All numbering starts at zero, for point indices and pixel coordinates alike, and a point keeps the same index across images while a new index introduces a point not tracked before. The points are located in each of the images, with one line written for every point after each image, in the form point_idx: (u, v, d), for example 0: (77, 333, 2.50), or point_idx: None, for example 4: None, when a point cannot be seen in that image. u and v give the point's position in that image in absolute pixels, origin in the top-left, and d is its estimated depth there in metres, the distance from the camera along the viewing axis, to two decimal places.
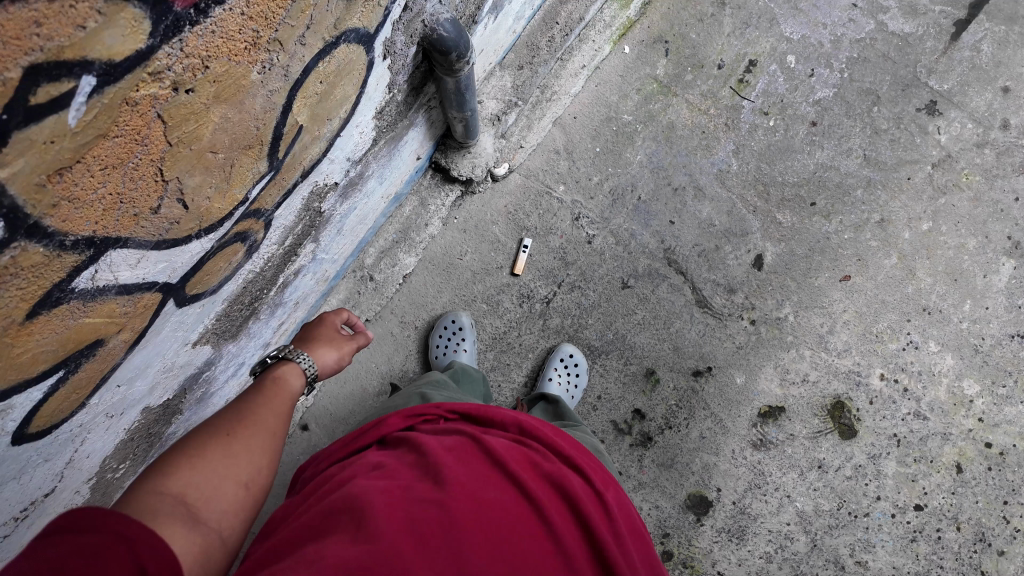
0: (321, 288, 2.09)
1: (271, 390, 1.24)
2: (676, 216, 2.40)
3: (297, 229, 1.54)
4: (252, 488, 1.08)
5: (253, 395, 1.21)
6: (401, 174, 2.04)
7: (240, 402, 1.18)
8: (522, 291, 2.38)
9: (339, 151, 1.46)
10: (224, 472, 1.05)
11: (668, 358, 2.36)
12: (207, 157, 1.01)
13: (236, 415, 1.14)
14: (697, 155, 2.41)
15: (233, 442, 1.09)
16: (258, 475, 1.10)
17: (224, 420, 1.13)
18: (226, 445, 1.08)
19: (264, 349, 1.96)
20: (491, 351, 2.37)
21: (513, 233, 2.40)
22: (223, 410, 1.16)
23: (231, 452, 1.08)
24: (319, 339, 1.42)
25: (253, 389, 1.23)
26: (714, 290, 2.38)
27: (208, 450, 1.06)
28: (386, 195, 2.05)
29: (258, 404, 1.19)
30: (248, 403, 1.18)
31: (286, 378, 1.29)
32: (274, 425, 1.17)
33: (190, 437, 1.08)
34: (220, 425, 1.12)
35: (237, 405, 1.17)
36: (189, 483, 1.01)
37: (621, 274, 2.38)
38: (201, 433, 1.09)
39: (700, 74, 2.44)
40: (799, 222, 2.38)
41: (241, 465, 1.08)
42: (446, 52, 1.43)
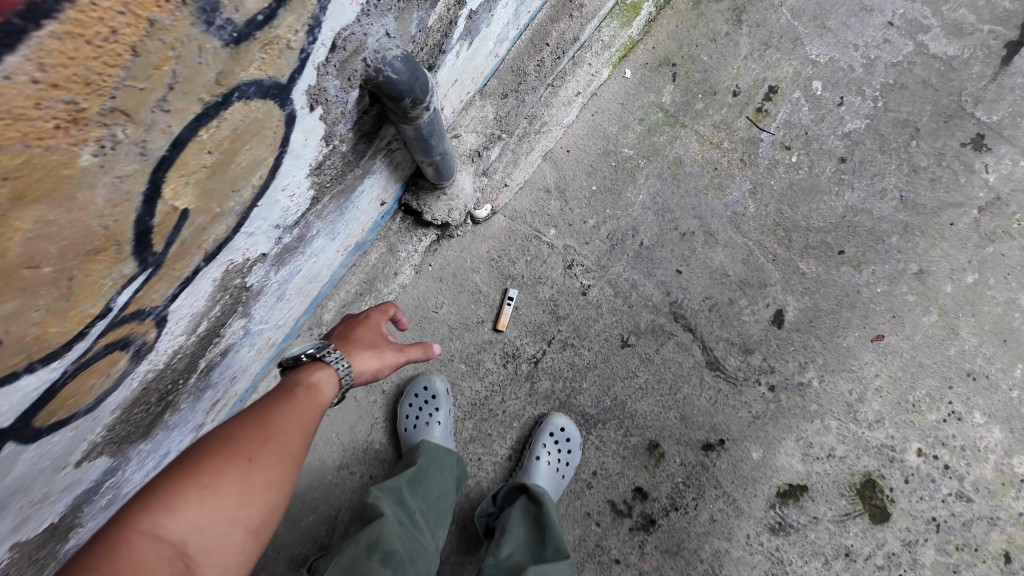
0: (267, 355, 1.79)
1: (301, 404, 1.11)
2: (684, 264, 2.07)
3: (214, 312, 1.24)
4: (261, 530, 0.94)
5: (280, 408, 1.07)
6: (362, 224, 1.73)
7: (266, 415, 1.04)
8: (506, 351, 2.06)
9: (262, 221, 1.15)
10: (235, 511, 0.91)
11: (674, 429, 2.05)
12: (23, 276, 0.69)
13: (258, 434, 1.00)
14: (708, 195, 2.07)
15: (251, 471, 0.95)
16: (270, 516, 0.96)
17: (246, 439, 0.99)
18: (244, 473, 0.94)
19: (196, 430, 1.70)
20: (471, 420, 2.05)
21: (497, 283, 2.08)
22: (247, 422, 1.02)
23: (249, 482, 0.94)
24: (361, 343, 1.37)
25: (281, 398, 1.10)
26: (728, 350, 2.06)
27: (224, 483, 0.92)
28: (343, 248, 1.73)
29: (284, 420, 1.05)
30: (273, 419, 1.04)
31: (317, 386, 1.17)
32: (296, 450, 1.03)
33: (202, 458, 0.94)
34: (239, 444, 0.97)
35: (263, 418, 1.04)
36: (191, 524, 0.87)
37: (620, 331, 2.06)
38: (218, 454, 0.95)
39: (712, 102, 2.11)
40: (824, 273, 2.07)
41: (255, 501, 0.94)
42: (397, 98, 1.13)
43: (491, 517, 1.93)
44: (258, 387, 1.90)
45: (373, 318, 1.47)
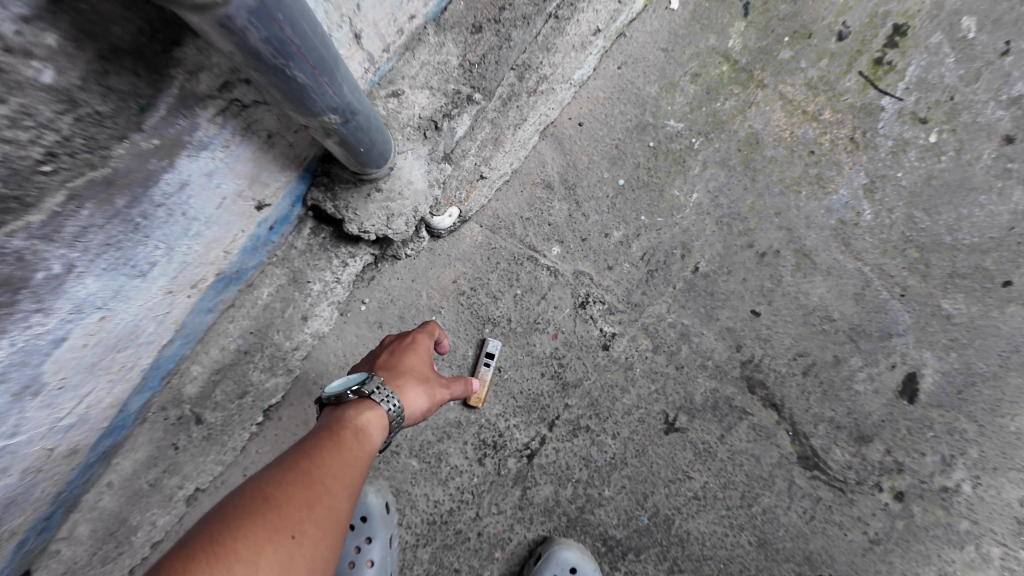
0: (56, 469, 0.94)
1: (349, 454, 0.83)
2: (763, 301, 1.31)
3: None
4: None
5: (323, 460, 0.80)
6: (220, 242, 0.98)
7: (310, 466, 0.79)
8: (484, 439, 1.30)
9: None
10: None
11: (751, 562, 1.28)
12: None
13: (300, 498, 0.75)
14: (800, 195, 1.32)
15: (291, 556, 0.69)
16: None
17: (291, 505, 0.73)
18: (286, 555, 0.69)
19: None
20: (427, 551, 1.27)
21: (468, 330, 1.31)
22: (284, 478, 0.77)
23: (292, 569, 0.68)
24: (413, 374, 1.03)
25: (322, 445, 0.83)
26: (834, 437, 1.32)
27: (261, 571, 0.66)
28: (187, 283, 0.97)
29: (331, 477, 0.79)
30: (320, 474, 0.78)
31: (363, 433, 0.87)
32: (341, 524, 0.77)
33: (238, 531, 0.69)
34: (282, 511, 0.72)
35: (309, 471, 0.78)
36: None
37: (661, 406, 1.30)
38: (257, 525, 0.70)
39: (804, 48, 1.35)
40: (980, 314, 1.30)
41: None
42: None
43: None
44: (66, 522, 1.04)
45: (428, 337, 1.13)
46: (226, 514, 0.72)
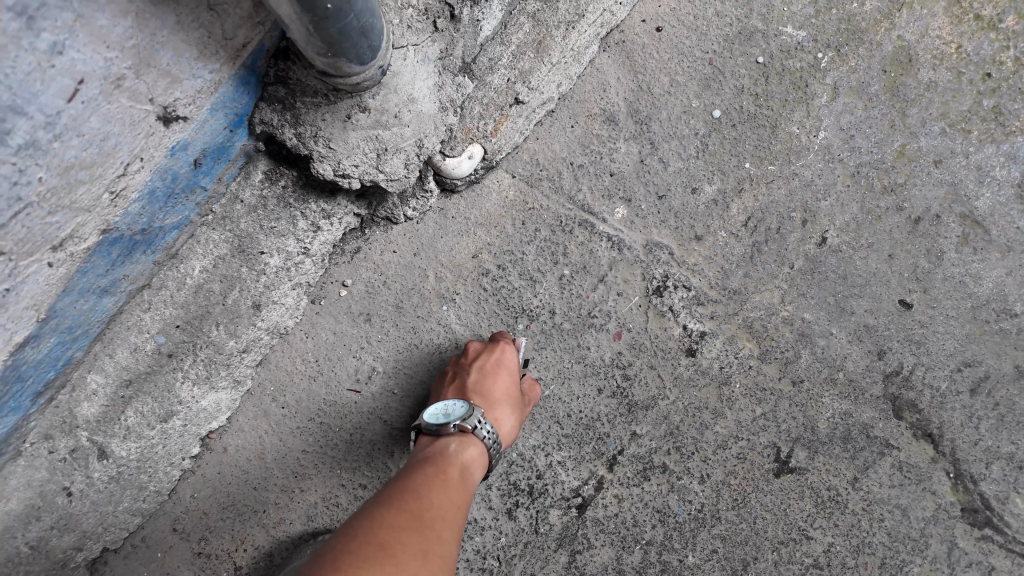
0: None
1: (456, 492, 0.71)
2: (917, 287, 0.92)
3: None
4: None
5: (430, 499, 0.68)
6: (94, 171, 0.58)
7: (416, 506, 0.66)
8: (515, 482, 0.91)
9: None
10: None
11: None
12: None
13: (414, 544, 0.62)
14: (970, 133, 0.92)
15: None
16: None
17: (406, 554, 0.61)
18: None
19: None
20: None
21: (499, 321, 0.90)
22: (392, 523, 0.63)
23: None
24: (507, 399, 0.83)
25: (427, 479, 0.70)
26: (1018, 482, 0.91)
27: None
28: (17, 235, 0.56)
29: (441, 520, 0.67)
30: (431, 516, 0.66)
31: (468, 470, 0.75)
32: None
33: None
34: (396, 559, 0.59)
35: (418, 512, 0.66)
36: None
37: (772, 437, 0.91)
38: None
39: None
40: None
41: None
42: None
43: None
44: None
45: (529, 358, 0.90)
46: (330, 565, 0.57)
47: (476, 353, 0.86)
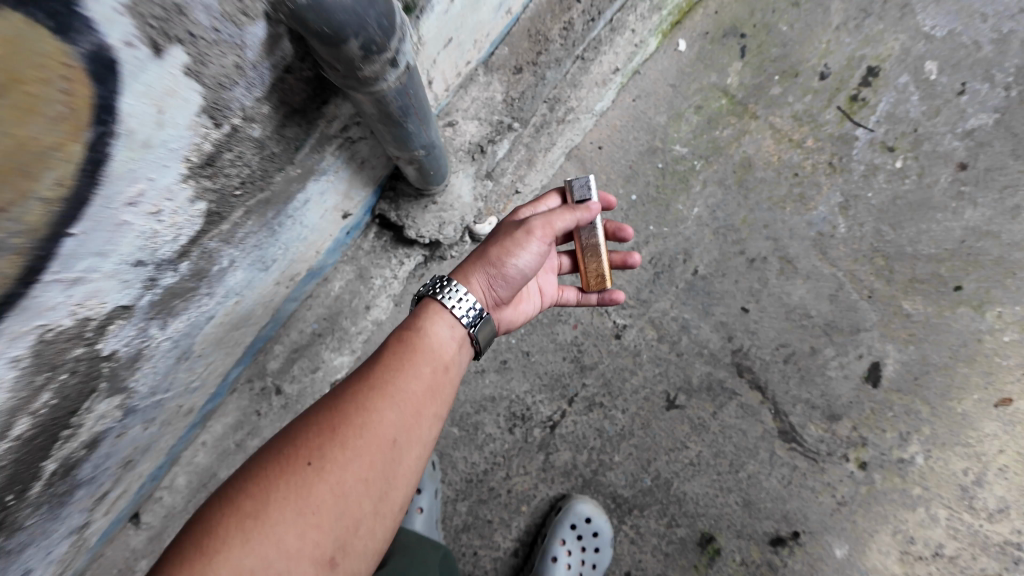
0: (180, 423, 1.27)
1: (383, 375, 0.98)
2: (752, 300, 1.56)
3: (37, 400, 0.75)
4: (349, 540, 0.82)
5: (355, 392, 0.95)
6: (317, 246, 1.24)
7: (339, 402, 0.93)
8: (514, 411, 1.57)
9: (90, 254, 0.67)
10: (316, 511, 0.81)
11: (736, 520, 1.55)
12: None
13: (327, 428, 0.89)
14: (784, 210, 1.56)
15: (317, 475, 0.83)
16: (352, 528, 0.83)
17: (313, 436, 0.88)
18: (306, 479, 0.82)
19: (74, 531, 1.16)
20: (465, 502, 1.55)
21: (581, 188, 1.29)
22: (316, 417, 0.91)
23: (312, 487, 0.82)
24: (500, 232, 1.19)
25: (359, 377, 0.98)
26: (809, 416, 1.55)
27: (277, 488, 0.81)
28: (288, 278, 1.21)
29: (363, 402, 0.93)
30: (361, 402, 0.92)
31: (405, 349, 1.03)
32: (405, 426, 0.93)
33: (249, 486, 0.81)
34: (303, 444, 0.87)
35: (340, 404, 0.93)
36: (277, 530, 0.77)
37: (665, 387, 1.55)
38: (282, 459, 0.85)
39: (791, 86, 1.58)
40: (935, 315, 1.56)
41: (325, 510, 0.81)
42: (333, 44, 0.64)
43: None
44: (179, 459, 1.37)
45: (529, 222, 1.15)
46: (241, 475, 0.84)
47: (521, 213, 1.25)
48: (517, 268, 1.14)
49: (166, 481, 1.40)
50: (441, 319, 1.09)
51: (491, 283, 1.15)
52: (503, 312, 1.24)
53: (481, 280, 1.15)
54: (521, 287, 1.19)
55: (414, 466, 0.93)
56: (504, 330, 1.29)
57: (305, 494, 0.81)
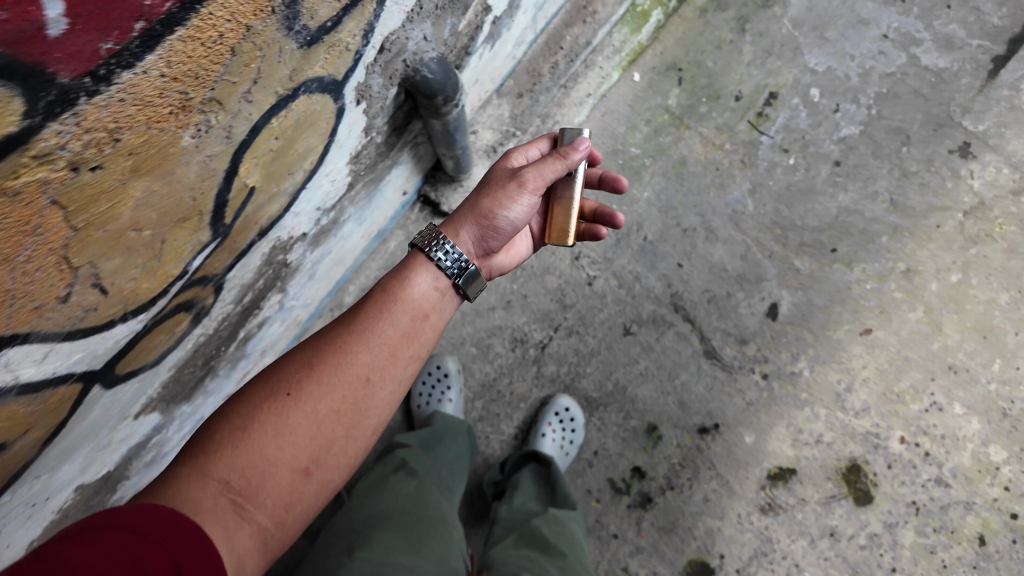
0: (293, 332, 1.88)
1: (363, 320, 1.10)
2: (685, 259, 2.19)
3: (258, 285, 1.37)
4: (324, 458, 0.98)
5: (334, 334, 1.07)
6: (387, 213, 1.87)
7: (319, 343, 1.05)
8: (515, 336, 2.20)
9: (306, 203, 1.28)
10: (292, 435, 0.95)
11: (673, 414, 2.18)
12: (128, 236, 0.83)
13: (307, 363, 1.02)
14: (709, 194, 2.19)
15: (293, 405, 0.97)
16: (326, 447, 0.98)
17: (292, 371, 1.01)
18: (281, 407, 0.96)
19: None
20: (480, 401, 2.18)
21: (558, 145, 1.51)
22: (299, 353, 1.04)
23: (286, 414, 0.96)
24: (494, 182, 1.40)
25: (342, 320, 1.10)
26: (725, 340, 2.19)
27: (258, 414, 0.95)
28: (367, 234, 1.84)
29: (341, 343, 1.05)
30: (340, 343, 1.05)
31: (386, 299, 1.15)
32: (380, 367, 1.06)
33: (238, 405, 0.96)
34: (281, 379, 1.00)
35: (321, 342, 1.05)
36: (257, 448, 0.92)
37: (623, 319, 2.19)
38: (265, 388, 0.98)
39: (715, 106, 2.24)
40: (818, 270, 2.19)
41: (302, 433, 0.96)
42: (431, 95, 1.26)
43: (499, 484, 2.08)
44: None
45: (523, 177, 1.35)
46: (234, 402, 0.97)
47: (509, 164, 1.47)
48: (505, 222, 1.36)
49: None
50: (423, 272, 1.21)
51: (481, 237, 1.38)
52: (491, 259, 1.49)
53: (471, 233, 1.36)
54: (506, 237, 1.41)
55: (388, 401, 1.07)
56: (493, 273, 1.55)
57: (283, 420, 0.95)
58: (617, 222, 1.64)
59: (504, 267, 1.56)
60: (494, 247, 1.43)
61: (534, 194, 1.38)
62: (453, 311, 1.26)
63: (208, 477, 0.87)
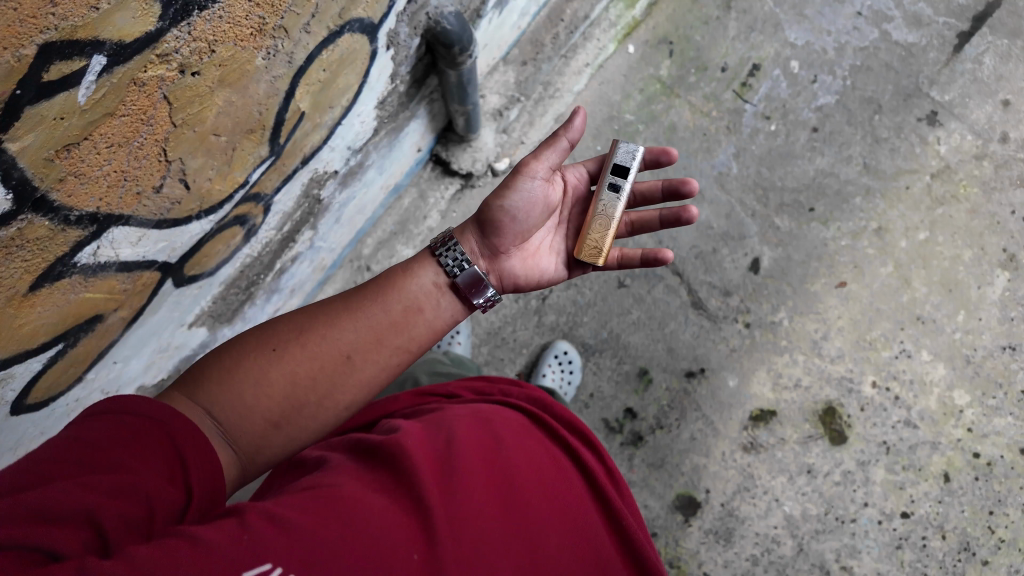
0: (317, 276, 2.03)
1: (360, 301, 1.17)
2: (675, 218, 2.37)
3: (295, 216, 1.54)
4: (293, 417, 1.07)
5: (334, 306, 1.16)
6: (401, 168, 2.03)
7: (319, 311, 1.16)
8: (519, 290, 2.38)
9: (340, 139, 1.46)
10: (268, 389, 1.06)
11: (662, 359, 2.26)
12: (210, 139, 1.04)
13: (298, 328, 1.12)
14: (697, 157, 2.39)
15: (276, 361, 1.08)
16: (296, 409, 1.08)
17: (285, 333, 1.11)
18: (266, 360, 1.08)
19: None
20: (486, 346, 2.33)
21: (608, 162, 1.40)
22: (298, 316, 1.15)
23: (269, 368, 1.07)
24: None
25: (346, 295, 1.19)
26: (710, 292, 2.30)
27: (247, 362, 1.07)
28: (385, 186, 1.98)
29: (334, 318, 1.14)
30: (335, 316, 1.14)
31: (386, 285, 1.21)
32: (362, 347, 1.14)
33: (232, 348, 1.08)
34: (275, 335, 1.11)
35: (321, 311, 1.15)
36: (235, 392, 1.04)
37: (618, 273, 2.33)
38: (263, 339, 1.11)
39: (703, 76, 2.44)
40: (796, 228, 2.33)
41: (277, 389, 1.07)
42: (449, 45, 1.48)
43: None
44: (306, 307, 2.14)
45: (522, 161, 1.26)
46: (234, 344, 1.10)
47: None
48: (503, 207, 1.24)
49: None
50: (427, 267, 1.25)
51: (483, 233, 1.28)
52: (503, 264, 1.31)
53: (475, 230, 1.30)
54: (514, 233, 1.27)
55: (364, 382, 1.14)
56: (507, 286, 1.33)
57: (266, 372, 1.07)
58: (690, 215, 1.32)
59: (521, 283, 1.34)
60: (503, 247, 1.29)
61: (538, 179, 1.26)
62: (454, 314, 1.26)
63: (194, 403, 1.02)
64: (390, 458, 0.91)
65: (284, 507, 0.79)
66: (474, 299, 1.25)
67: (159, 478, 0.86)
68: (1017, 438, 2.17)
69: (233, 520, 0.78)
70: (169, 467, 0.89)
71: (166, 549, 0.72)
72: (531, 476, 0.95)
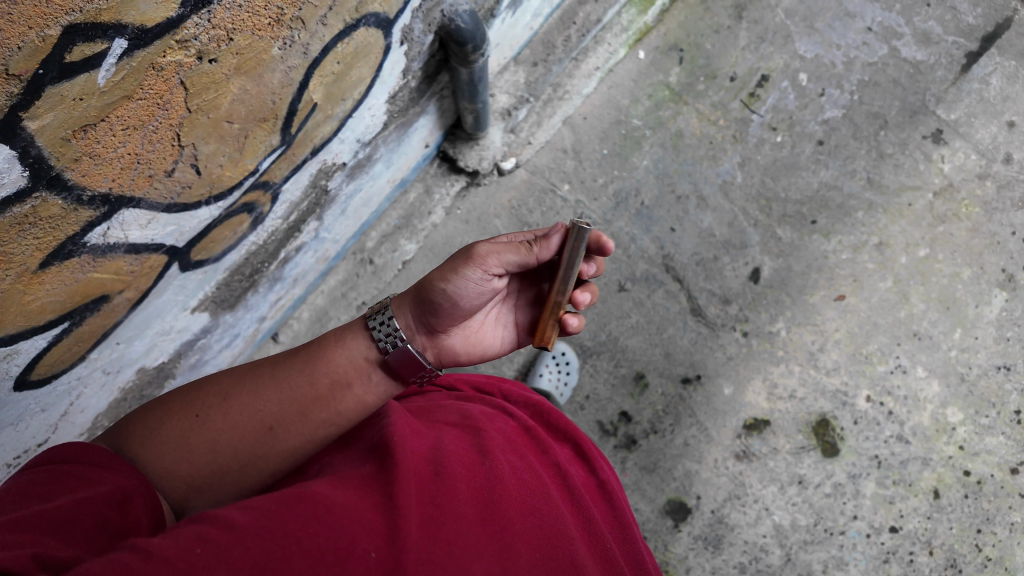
0: (320, 267, 2.04)
1: (287, 369, 1.21)
2: (678, 224, 2.35)
3: (302, 206, 1.55)
4: (215, 481, 1.14)
5: (261, 372, 1.21)
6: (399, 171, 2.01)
7: (245, 377, 1.20)
8: None
9: (350, 132, 1.48)
10: (189, 452, 1.12)
11: (658, 364, 2.26)
12: (223, 126, 1.08)
13: (223, 394, 1.18)
14: (702, 165, 2.40)
15: (197, 425, 1.14)
16: (218, 474, 1.14)
17: (209, 398, 1.17)
18: (188, 424, 1.14)
19: (260, 324, 1.84)
20: None
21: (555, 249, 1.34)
22: (226, 379, 1.20)
23: (189, 432, 1.14)
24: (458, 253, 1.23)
25: (276, 359, 1.23)
26: (710, 299, 2.30)
27: (171, 423, 1.14)
28: (393, 179, 1.98)
29: (258, 386, 1.19)
30: (261, 384, 1.19)
31: (317, 352, 1.23)
32: (285, 418, 1.17)
33: (163, 408, 1.16)
34: (201, 399, 1.17)
35: (247, 376, 1.20)
36: (157, 454, 1.11)
37: (619, 277, 2.32)
38: (185, 400, 1.17)
39: (711, 84, 2.46)
40: (798, 239, 2.34)
41: (199, 453, 1.13)
42: (462, 43, 1.50)
43: None
44: (306, 297, 2.16)
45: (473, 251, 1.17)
46: (166, 402, 1.18)
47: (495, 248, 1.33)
48: (441, 297, 1.19)
49: (298, 313, 2.18)
50: (359, 339, 1.24)
51: (421, 313, 1.25)
52: (443, 342, 1.28)
53: (413, 307, 1.25)
54: (453, 317, 1.23)
55: (287, 452, 1.17)
56: (445, 361, 1.30)
57: (188, 436, 1.13)
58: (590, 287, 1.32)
59: (462, 359, 1.32)
60: (441, 327, 1.26)
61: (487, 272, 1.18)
62: (385, 391, 1.23)
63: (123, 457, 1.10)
64: (372, 463, 0.96)
65: (245, 513, 0.82)
66: (407, 374, 1.24)
67: (105, 503, 0.92)
68: (1008, 457, 2.18)
69: (194, 529, 0.80)
70: (116, 496, 0.95)
71: (115, 562, 0.75)
72: (509, 484, 0.98)
